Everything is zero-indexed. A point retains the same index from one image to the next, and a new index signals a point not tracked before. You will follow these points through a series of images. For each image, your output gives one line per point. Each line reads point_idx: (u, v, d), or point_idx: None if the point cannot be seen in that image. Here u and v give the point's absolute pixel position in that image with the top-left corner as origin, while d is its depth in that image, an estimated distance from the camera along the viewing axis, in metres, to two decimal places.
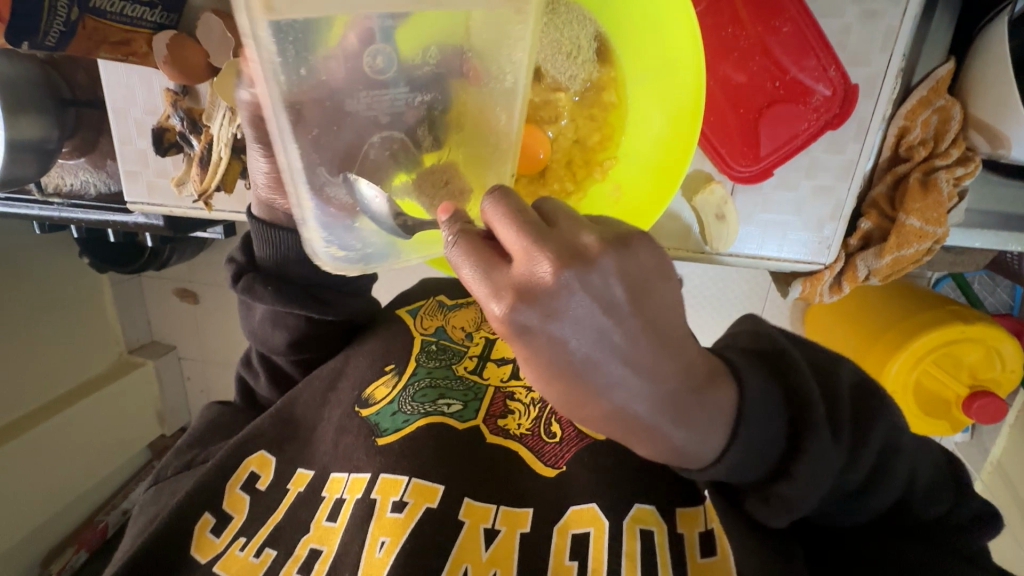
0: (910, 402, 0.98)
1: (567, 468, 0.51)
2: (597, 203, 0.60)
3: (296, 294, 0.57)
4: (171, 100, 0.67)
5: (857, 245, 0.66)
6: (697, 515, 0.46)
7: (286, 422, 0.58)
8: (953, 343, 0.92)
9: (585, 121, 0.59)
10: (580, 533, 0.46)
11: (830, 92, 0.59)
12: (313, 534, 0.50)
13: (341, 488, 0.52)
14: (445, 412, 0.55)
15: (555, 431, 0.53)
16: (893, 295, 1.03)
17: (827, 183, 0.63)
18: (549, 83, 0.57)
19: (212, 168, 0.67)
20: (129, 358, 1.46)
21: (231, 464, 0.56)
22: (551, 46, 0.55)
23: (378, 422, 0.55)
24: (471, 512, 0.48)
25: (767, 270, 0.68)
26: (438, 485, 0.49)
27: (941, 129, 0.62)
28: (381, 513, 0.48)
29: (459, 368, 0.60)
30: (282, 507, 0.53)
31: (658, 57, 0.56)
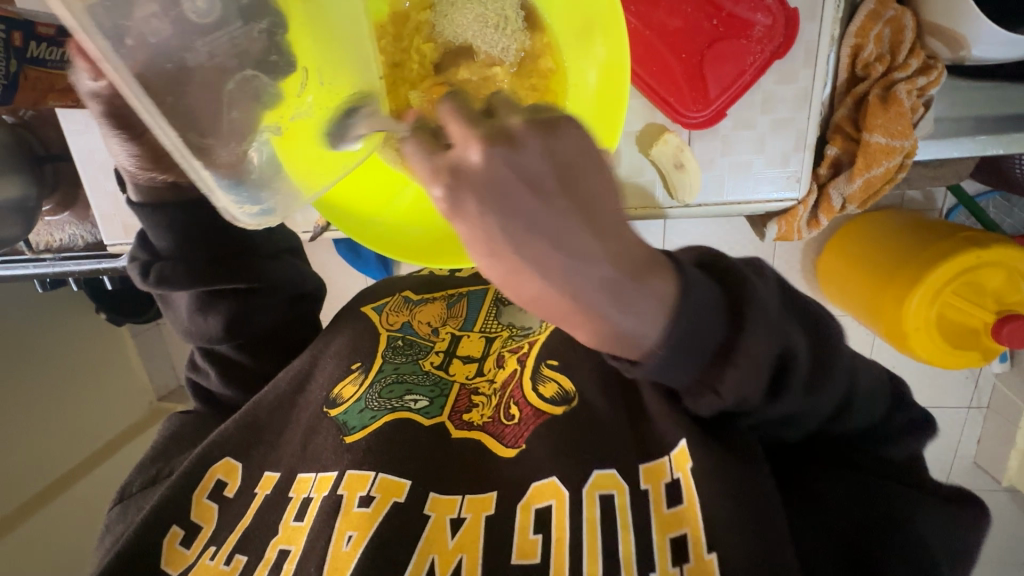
0: (937, 338, 0.93)
1: (526, 445, 0.53)
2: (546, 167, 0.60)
3: (213, 272, 0.58)
4: None
5: (827, 173, 0.64)
6: (662, 466, 0.47)
7: (253, 428, 0.58)
8: (970, 271, 0.89)
9: (527, 89, 0.58)
10: (542, 507, 0.48)
11: (770, 21, 0.57)
12: (281, 536, 0.50)
13: (308, 487, 0.53)
14: (410, 407, 0.57)
15: (514, 414, 0.56)
16: (905, 229, 1.00)
17: (785, 115, 0.61)
18: (482, 58, 0.58)
19: None
20: (159, 406, 1.51)
21: (197, 476, 0.55)
22: (476, 21, 0.57)
23: (345, 422, 0.56)
24: (437, 506, 0.50)
25: (743, 214, 0.66)
26: (403, 479, 0.51)
27: (895, 41, 0.60)
28: (349, 508, 0.49)
29: (426, 363, 0.62)
30: (249, 511, 0.53)
31: (584, 13, 0.56)
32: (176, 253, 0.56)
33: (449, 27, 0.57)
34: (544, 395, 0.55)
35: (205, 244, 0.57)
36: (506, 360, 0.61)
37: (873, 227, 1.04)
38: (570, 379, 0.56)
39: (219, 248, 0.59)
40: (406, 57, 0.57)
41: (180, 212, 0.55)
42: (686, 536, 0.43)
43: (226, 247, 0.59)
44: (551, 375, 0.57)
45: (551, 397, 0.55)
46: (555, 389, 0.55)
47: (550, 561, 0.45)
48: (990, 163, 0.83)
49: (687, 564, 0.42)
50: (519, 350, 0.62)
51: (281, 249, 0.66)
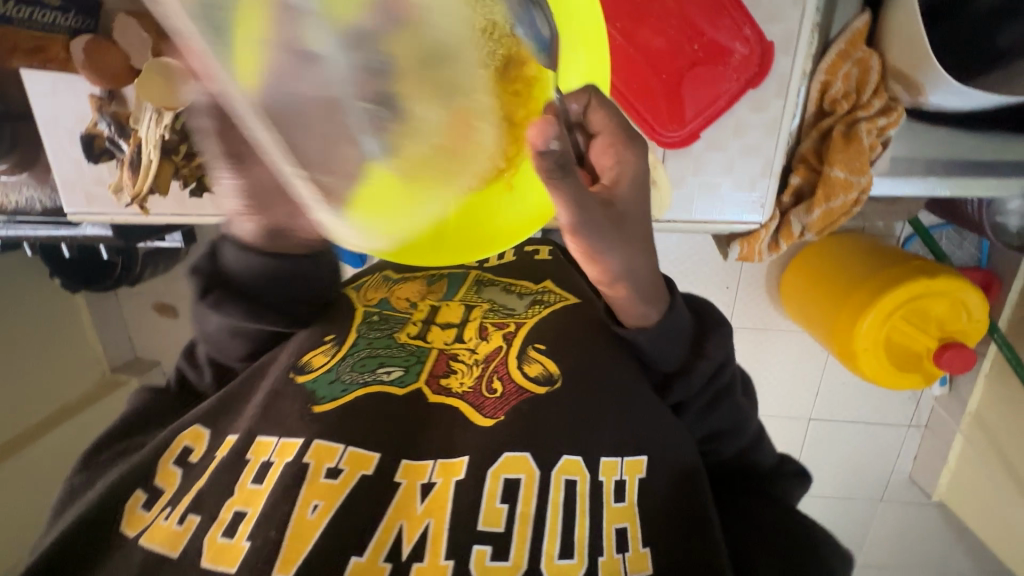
0: (883, 358, 0.99)
1: (505, 416, 0.55)
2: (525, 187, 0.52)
3: (251, 295, 0.63)
4: (97, 106, 0.66)
5: (790, 201, 0.68)
6: (615, 465, 0.54)
7: (228, 403, 0.61)
8: (919, 297, 0.94)
9: None
10: (511, 478, 0.51)
11: (747, 51, 0.59)
12: (237, 497, 0.51)
13: (268, 452, 0.54)
14: (383, 379, 0.59)
15: (496, 388, 0.58)
16: (866, 255, 1.04)
17: (755, 141, 0.64)
18: None
19: (145, 170, 0.66)
20: (113, 377, 1.43)
21: (165, 444, 0.58)
22: None
23: (315, 391, 0.58)
24: (410, 471, 0.53)
25: (707, 233, 0.69)
26: (373, 453, 0.53)
27: (862, 80, 0.62)
28: (314, 477, 0.51)
29: (400, 335, 0.64)
30: (207, 473, 0.55)
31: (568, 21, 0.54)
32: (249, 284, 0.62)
33: None
34: (530, 373, 0.58)
35: (270, 294, 0.64)
36: (489, 334, 0.63)
37: (835, 250, 1.08)
38: (556, 363, 0.59)
39: (239, 286, 0.62)
40: None
41: (268, 266, 0.60)
42: (627, 528, 0.52)
43: (297, 289, 0.65)
44: (537, 358, 0.60)
45: (536, 376, 0.58)
46: (539, 370, 0.59)
47: (511, 532, 0.49)
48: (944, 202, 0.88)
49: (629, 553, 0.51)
50: (504, 326, 0.63)
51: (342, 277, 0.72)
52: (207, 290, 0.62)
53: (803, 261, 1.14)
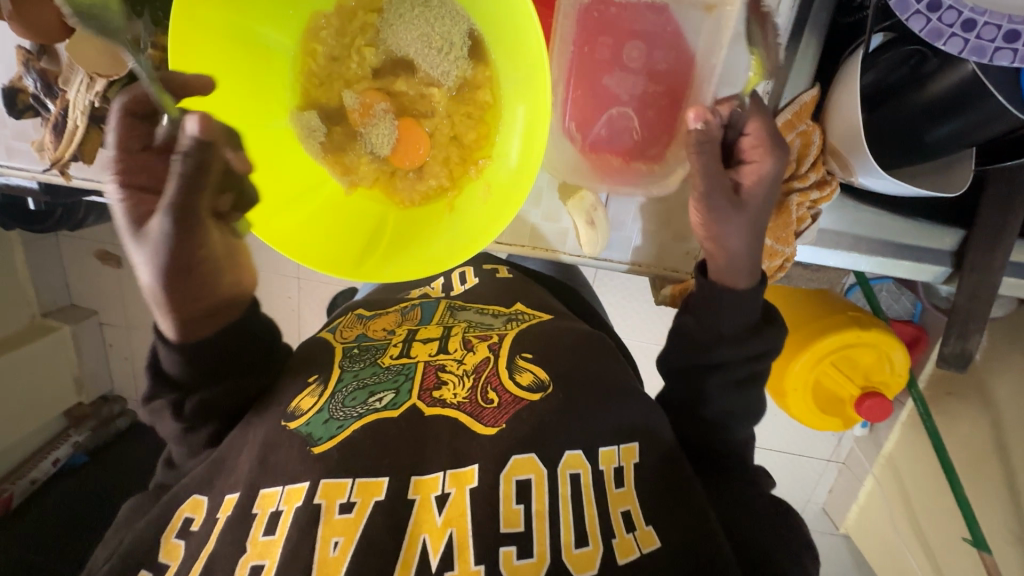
0: (808, 400, 1.05)
1: (505, 424, 0.63)
2: (470, 202, 0.62)
3: (222, 382, 0.65)
4: (24, 60, 0.64)
5: None
6: (613, 453, 0.64)
7: (214, 466, 0.63)
8: (851, 347, 0.99)
9: (459, 116, 0.60)
10: (522, 479, 0.59)
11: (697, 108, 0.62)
12: (252, 552, 0.55)
13: (276, 501, 0.58)
14: (377, 406, 0.65)
15: (492, 398, 0.66)
16: (801, 295, 1.07)
17: None
18: (422, 76, 0.58)
19: (70, 135, 0.66)
20: (42, 320, 1.69)
21: (166, 517, 0.60)
22: (418, 41, 0.56)
23: (311, 433, 0.63)
24: (423, 487, 0.58)
25: (651, 275, 0.76)
26: (380, 478, 0.59)
27: (803, 152, 0.65)
28: (330, 516, 0.56)
29: (384, 359, 0.73)
30: (212, 537, 0.57)
31: (521, 60, 0.53)
32: (192, 374, 0.62)
33: (392, 36, 0.56)
34: (522, 383, 0.68)
35: (216, 371, 0.64)
36: (476, 347, 0.73)
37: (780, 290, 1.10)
38: (545, 370, 0.69)
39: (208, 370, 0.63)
40: (347, 54, 0.58)
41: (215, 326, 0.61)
42: (629, 511, 0.61)
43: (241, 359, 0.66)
44: (527, 367, 0.70)
45: (529, 385, 0.67)
46: (531, 378, 0.68)
47: (532, 530, 0.56)
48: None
49: (636, 531, 0.59)
50: (488, 339, 0.75)
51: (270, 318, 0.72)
52: (179, 405, 0.64)
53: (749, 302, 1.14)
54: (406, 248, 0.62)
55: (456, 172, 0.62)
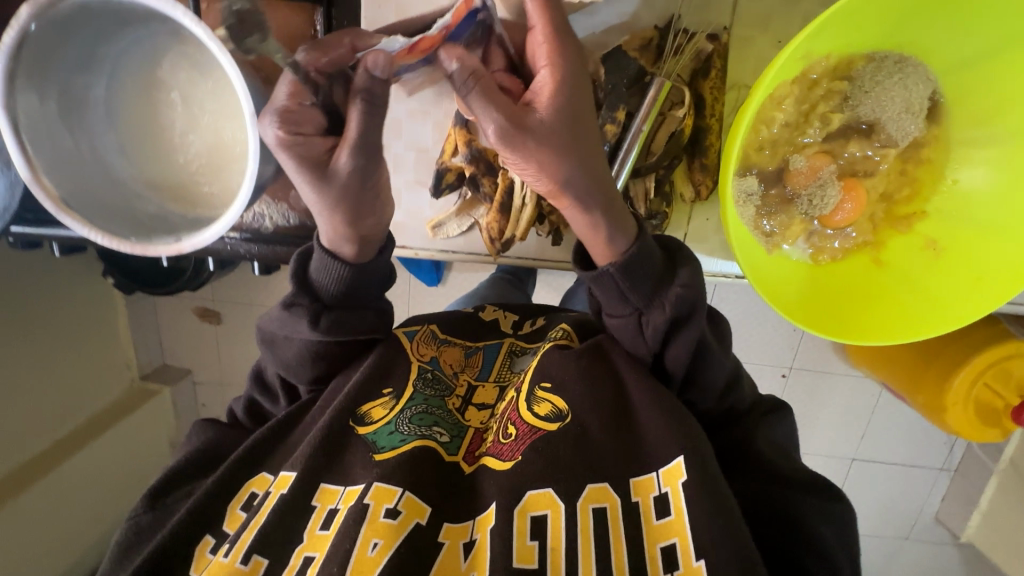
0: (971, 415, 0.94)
1: (523, 457, 0.57)
2: (902, 257, 0.63)
3: (363, 319, 0.65)
4: (464, 139, 0.60)
5: None
6: (652, 479, 0.55)
7: (281, 433, 0.63)
8: (1003, 358, 0.92)
9: (897, 176, 0.61)
10: (659, 495, 0.54)
11: None
12: (307, 543, 0.53)
13: (334, 499, 0.55)
14: (437, 439, 0.60)
15: (512, 431, 0.60)
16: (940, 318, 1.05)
17: None
18: (881, 139, 0.59)
19: (515, 213, 0.61)
20: (142, 386, 1.46)
21: (232, 487, 0.58)
22: (901, 105, 0.57)
23: (375, 441, 0.59)
24: (639, 490, 0.55)
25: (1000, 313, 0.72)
26: (677, 459, 0.54)
27: None
28: (375, 517, 0.52)
29: (450, 402, 0.65)
30: (308, 525, 0.54)
31: (1009, 119, 0.57)
32: (338, 293, 0.63)
33: (866, 103, 0.58)
34: (540, 412, 0.59)
35: (361, 298, 0.65)
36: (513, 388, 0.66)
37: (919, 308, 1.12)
38: (564, 398, 0.60)
39: (366, 298, 0.65)
40: (803, 121, 0.59)
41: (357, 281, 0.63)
42: (676, 546, 0.51)
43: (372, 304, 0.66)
44: (546, 396, 0.61)
45: (546, 415, 0.59)
46: (549, 409, 0.60)
47: (546, 567, 0.50)
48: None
49: (678, 570, 0.50)
50: (521, 380, 0.66)
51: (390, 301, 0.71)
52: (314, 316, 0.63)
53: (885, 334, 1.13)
54: (853, 308, 0.63)
55: (886, 232, 0.63)
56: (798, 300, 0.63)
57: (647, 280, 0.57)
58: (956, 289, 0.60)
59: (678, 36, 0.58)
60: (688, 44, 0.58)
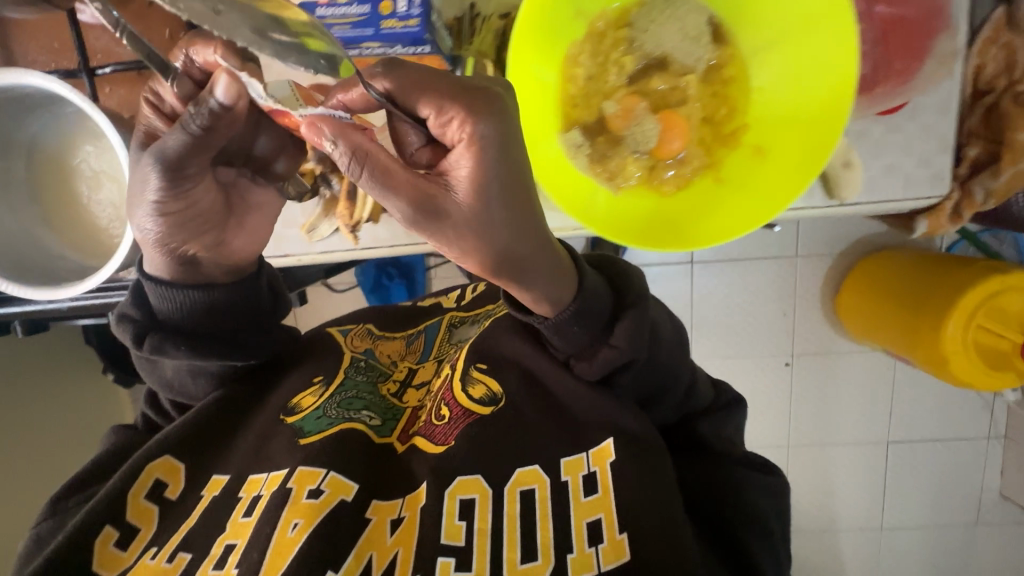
0: (973, 359, 0.99)
1: (454, 442, 0.60)
2: (734, 168, 0.65)
3: (211, 345, 0.61)
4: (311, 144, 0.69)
5: (967, 172, 0.71)
6: (580, 460, 0.58)
7: (227, 419, 0.65)
8: (993, 296, 0.97)
9: (710, 98, 0.65)
10: (587, 473, 0.57)
11: (930, 3, 0.65)
12: (229, 531, 0.55)
13: (259, 487, 0.58)
14: (364, 421, 0.64)
15: (445, 413, 0.63)
16: (923, 269, 1.10)
17: (930, 122, 0.68)
18: (677, 68, 0.65)
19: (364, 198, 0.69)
20: None
21: (134, 479, 0.59)
22: (677, 35, 0.63)
23: (302, 426, 0.62)
24: (567, 468, 0.58)
25: (885, 213, 0.72)
26: (607, 440, 0.58)
27: (1011, 62, 0.69)
28: (297, 499, 0.55)
29: (382, 388, 0.70)
30: (195, 513, 0.58)
31: (774, 24, 0.61)
32: (176, 317, 0.59)
33: (649, 40, 0.64)
34: (474, 395, 0.63)
35: (208, 327, 0.61)
36: (447, 367, 0.70)
37: (893, 263, 1.17)
38: (499, 381, 0.64)
39: (217, 325, 0.62)
40: (604, 69, 0.65)
41: (207, 311, 0.60)
42: (601, 519, 0.55)
43: (228, 327, 0.63)
44: (480, 378, 0.64)
45: (480, 398, 0.63)
46: (483, 391, 0.63)
47: (472, 547, 0.53)
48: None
49: (603, 544, 0.53)
50: (456, 358, 0.70)
51: (287, 300, 0.69)
52: (144, 337, 0.59)
53: (865, 289, 1.20)
54: (692, 221, 0.65)
55: (716, 150, 0.66)
56: (633, 222, 0.66)
57: (595, 323, 0.55)
58: (783, 184, 0.62)
59: (473, 21, 0.66)
60: (482, 26, 0.66)
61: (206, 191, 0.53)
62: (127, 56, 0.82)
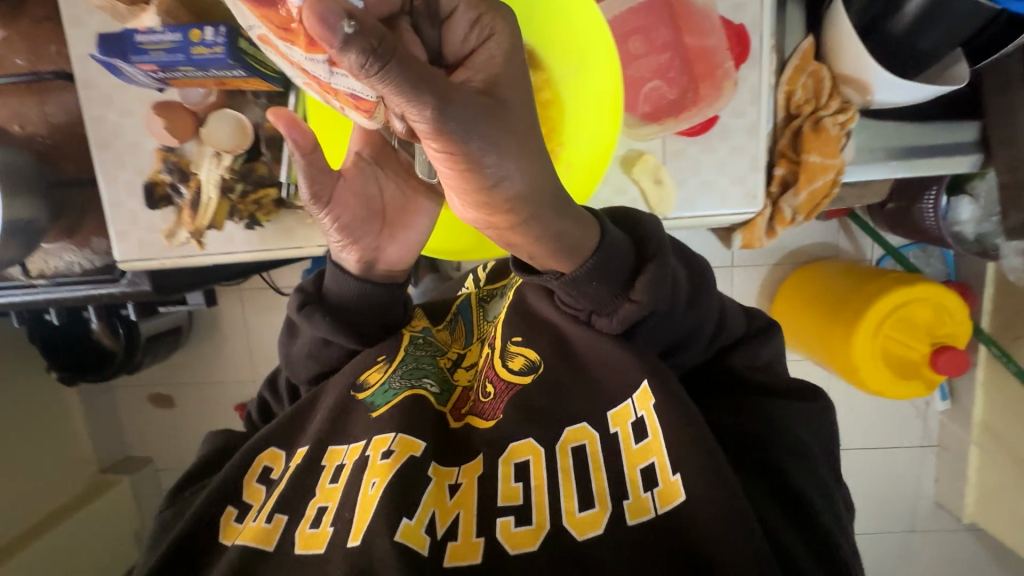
0: (881, 366, 1.07)
1: (501, 415, 0.58)
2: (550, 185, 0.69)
3: (358, 321, 0.65)
4: (162, 157, 0.74)
5: (778, 190, 0.77)
6: (533, 445, 0.55)
7: (293, 420, 0.66)
8: (903, 306, 1.05)
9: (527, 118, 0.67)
10: (521, 461, 0.54)
11: (726, 36, 0.71)
12: (319, 496, 0.55)
13: (340, 456, 0.58)
14: (427, 388, 0.63)
15: (489, 390, 0.63)
16: (849, 277, 1.16)
17: (740, 142, 0.74)
18: None
19: (208, 206, 0.75)
20: (101, 477, 1.53)
21: (248, 461, 0.62)
22: None
23: (373, 401, 0.62)
24: (616, 419, 0.54)
25: (709, 226, 0.77)
26: (642, 385, 0.52)
27: (818, 88, 0.74)
28: (374, 460, 0.55)
29: (441, 361, 0.70)
30: (284, 480, 0.58)
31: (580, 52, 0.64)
32: (342, 299, 0.64)
33: None
34: (514, 367, 0.61)
35: (350, 309, 0.64)
36: (489, 341, 0.69)
37: (821, 273, 1.21)
38: (535, 349, 0.61)
39: (355, 311, 0.64)
40: None
41: (358, 290, 0.62)
42: (653, 464, 0.50)
43: (371, 318, 0.66)
44: (518, 350, 0.62)
45: (520, 368, 0.60)
46: (522, 361, 0.60)
47: (531, 505, 0.51)
48: (902, 217, 1.05)
49: (657, 488, 0.49)
50: (490, 338, 0.69)
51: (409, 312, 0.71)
52: (305, 305, 0.66)
53: (788, 298, 1.25)
54: None
55: None
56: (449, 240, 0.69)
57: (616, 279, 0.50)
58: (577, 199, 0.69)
59: None
60: None
61: (343, 204, 0.54)
62: (15, 69, 0.87)
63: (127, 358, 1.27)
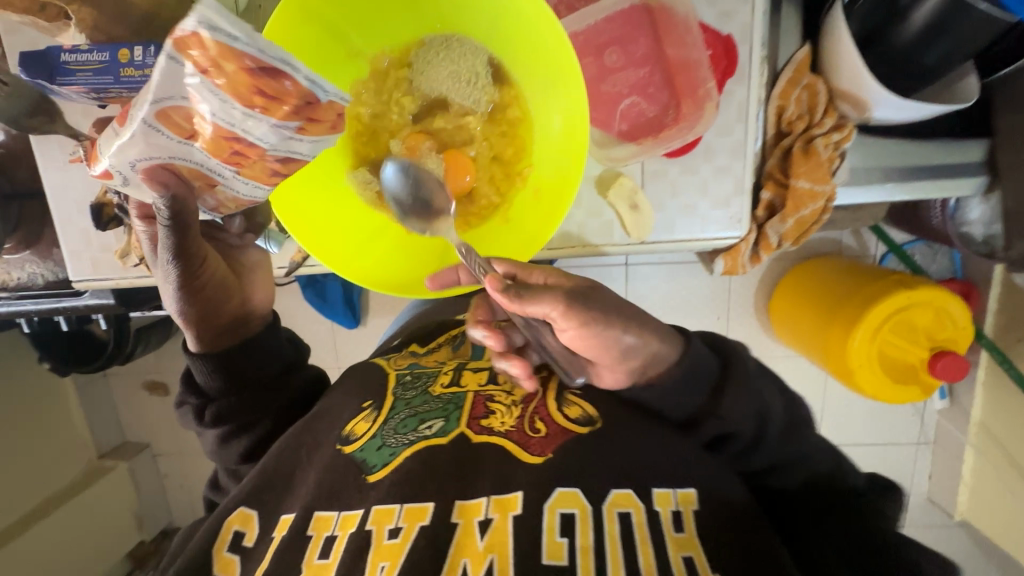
0: (877, 372, 0.98)
1: (552, 454, 0.53)
2: (522, 209, 0.67)
3: (261, 397, 0.62)
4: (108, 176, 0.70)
5: (764, 215, 0.73)
6: (575, 494, 0.49)
7: (264, 482, 0.56)
8: (903, 310, 0.95)
9: (497, 136, 0.65)
10: (566, 512, 0.49)
11: (712, 49, 0.65)
12: (306, 574, 0.48)
13: (331, 525, 0.51)
14: (428, 433, 0.56)
15: (540, 428, 0.56)
16: (845, 274, 1.06)
17: (724, 163, 0.69)
18: (456, 109, 0.64)
19: None
20: (100, 463, 1.42)
21: (212, 534, 0.53)
22: (450, 77, 0.63)
23: (365, 459, 0.55)
24: (660, 499, 0.50)
25: (692, 250, 0.72)
26: (687, 489, 0.51)
27: (812, 102, 0.69)
28: (378, 542, 0.48)
29: (434, 387, 0.63)
30: (266, 556, 0.51)
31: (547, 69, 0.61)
32: (219, 381, 0.61)
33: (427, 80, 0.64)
34: (570, 415, 0.57)
35: (248, 370, 0.62)
36: (522, 378, 0.63)
37: (818, 270, 1.11)
38: (593, 406, 0.58)
39: (249, 373, 0.62)
40: (385, 108, 0.64)
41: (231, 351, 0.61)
42: (694, 559, 0.47)
43: (275, 366, 0.64)
44: (575, 401, 0.59)
45: (576, 418, 0.57)
46: (578, 412, 0.57)
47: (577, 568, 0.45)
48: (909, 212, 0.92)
49: None
50: (535, 369, 0.64)
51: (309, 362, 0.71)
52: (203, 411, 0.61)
53: (784, 292, 1.15)
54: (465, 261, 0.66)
55: (506, 188, 0.66)
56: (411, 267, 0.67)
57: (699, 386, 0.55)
58: (543, 224, 0.65)
59: None
60: None
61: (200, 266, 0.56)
62: None
63: (118, 347, 1.18)
